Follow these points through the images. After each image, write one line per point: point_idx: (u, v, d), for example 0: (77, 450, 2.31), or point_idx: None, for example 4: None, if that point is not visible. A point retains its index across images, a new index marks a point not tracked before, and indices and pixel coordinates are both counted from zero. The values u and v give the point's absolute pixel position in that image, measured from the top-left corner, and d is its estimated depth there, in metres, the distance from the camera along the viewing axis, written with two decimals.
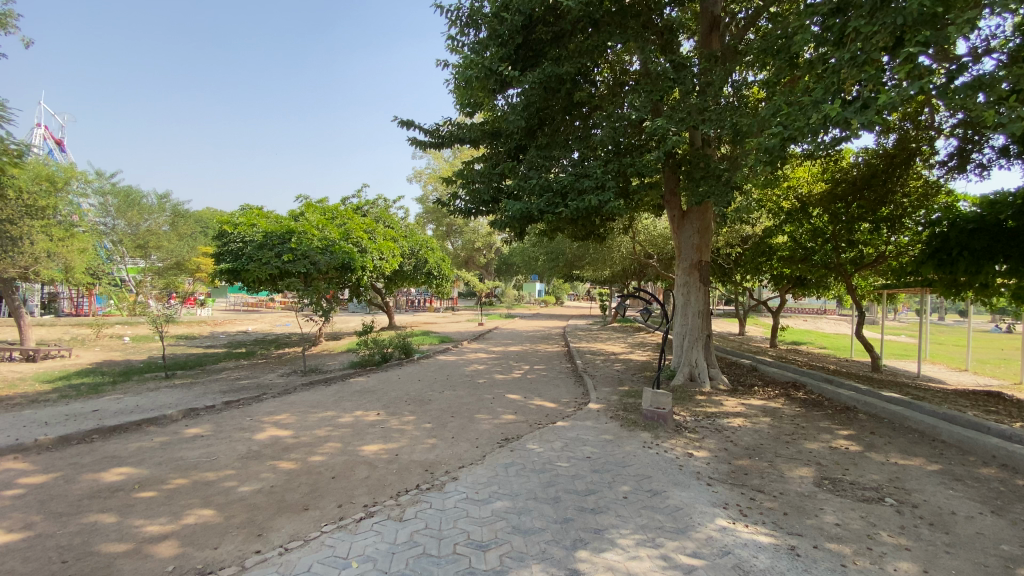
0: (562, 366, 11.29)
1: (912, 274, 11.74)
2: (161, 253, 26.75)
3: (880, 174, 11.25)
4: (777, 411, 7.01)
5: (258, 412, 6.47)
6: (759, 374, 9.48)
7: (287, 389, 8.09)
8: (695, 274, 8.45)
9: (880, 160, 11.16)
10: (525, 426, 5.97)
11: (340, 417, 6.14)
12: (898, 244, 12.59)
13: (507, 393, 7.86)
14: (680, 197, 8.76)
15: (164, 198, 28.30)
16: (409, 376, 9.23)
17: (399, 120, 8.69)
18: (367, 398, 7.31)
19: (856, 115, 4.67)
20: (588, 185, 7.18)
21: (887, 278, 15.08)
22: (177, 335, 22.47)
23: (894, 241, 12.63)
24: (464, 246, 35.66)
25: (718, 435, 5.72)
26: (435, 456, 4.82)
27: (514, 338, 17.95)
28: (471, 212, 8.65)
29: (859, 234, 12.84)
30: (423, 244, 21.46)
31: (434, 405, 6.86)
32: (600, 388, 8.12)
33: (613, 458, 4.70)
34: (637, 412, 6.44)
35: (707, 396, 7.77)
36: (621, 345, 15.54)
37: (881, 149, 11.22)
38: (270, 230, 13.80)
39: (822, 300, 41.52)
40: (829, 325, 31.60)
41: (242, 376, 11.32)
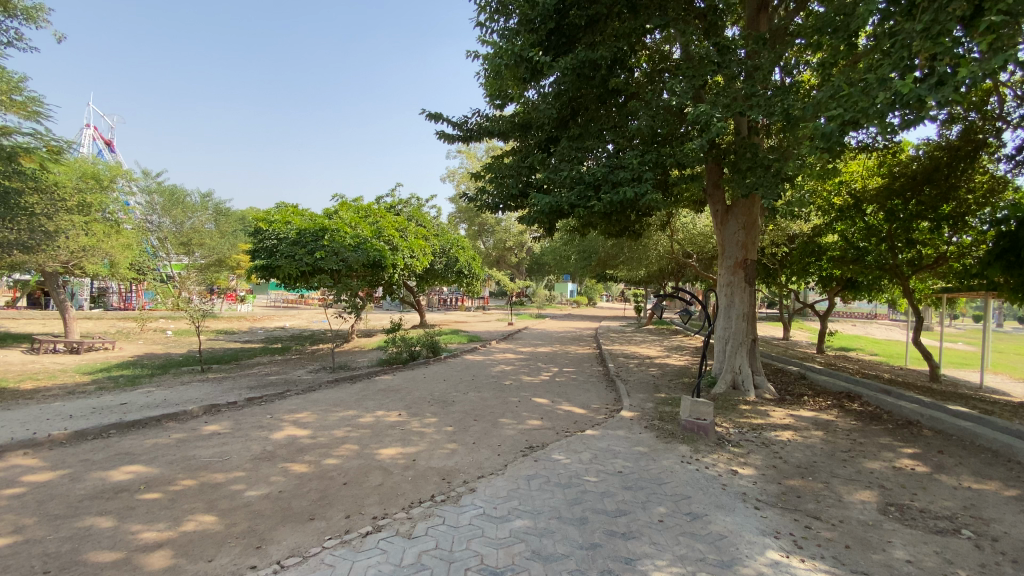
0: (594, 369, 10.83)
1: (977, 277, 10.72)
2: (203, 251, 27.69)
3: (943, 168, 10.25)
4: (830, 424, 6.39)
5: (279, 410, 6.34)
6: (807, 382, 8.81)
7: (313, 386, 7.99)
8: (740, 273, 7.92)
9: (943, 153, 10.17)
10: (552, 433, 5.60)
11: (360, 418, 5.94)
12: (961, 243, 11.56)
13: (535, 397, 7.50)
14: (723, 191, 8.24)
15: (206, 197, 29.27)
16: (435, 376, 9.00)
17: (427, 114, 8.46)
18: (390, 398, 7.10)
19: (931, 92, 4.00)
20: (623, 177, 6.78)
21: (948, 280, 13.96)
22: (217, 330, 23.13)
23: (955, 241, 11.60)
24: (496, 245, 35.48)
25: (765, 451, 5.20)
26: (454, 464, 4.51)
27: (545, 339, 17.56)
28: (500, 207, 8.34)
29: (918, 233, 11.77)
30: (455, 243, 21.32)
31: (457, 408, 6.57)
32: (634, 394, 7.65)
33: (647, 473, 4.28)
34: (674, 421, 5.98)
35: (751, 406, 7.19)
36: (656, 348, 14.93)
37: (944, 141, 10.21)
38: (304, 228, 13.95)
39: (872, 305, 39.35)
40: (880, 330, 29.77)
41: (272, 372, 11.38)
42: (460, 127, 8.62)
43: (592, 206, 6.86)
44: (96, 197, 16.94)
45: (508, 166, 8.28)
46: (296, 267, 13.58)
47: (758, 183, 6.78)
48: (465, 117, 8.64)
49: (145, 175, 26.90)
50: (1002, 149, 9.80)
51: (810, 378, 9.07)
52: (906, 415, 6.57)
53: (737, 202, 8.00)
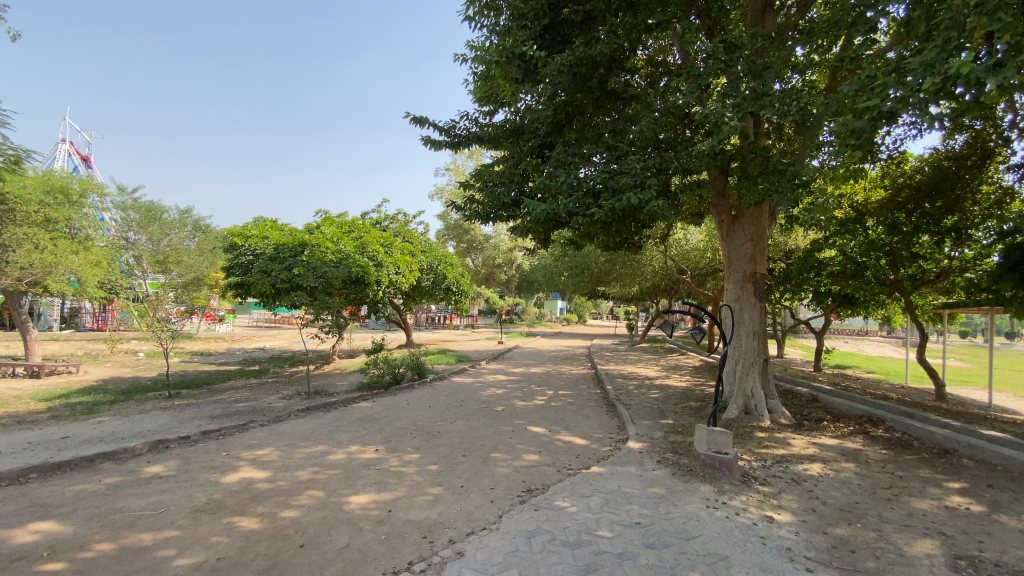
0: (591, 391, 10.11)
1: (987, 292, 10.32)
2: (181, 269, 26.61)
3: (951, 179, 9.91)
4: (859, 455, 5.72)
5: (238, 445, 5.52)
6: (821, 405, 8.17)
7: (282, 414, 7.17)
8: (749, 288, 7.32)
9: (950, 163, 9.82)
10: (552, 471, 4.86)
11: (329, 456, 5.14)
12: (963, 257, 11.18)
13: (530, 425, 6.75)
14: (729, 199, 7.69)
15: (185, 212, 28.21)
16: (419, 402, 8.19)
17: (411, 118, 7.81)
18: (367, 429, 6.30)
19: (989, 75, 3.59)
20: (626, 183, 6.17)
21: (950, 295, 13.55)
22: (192, 351, 22.02)
23: (956, 255, 11.24)
24: (485, 263, 34.87)
25: (798, 491, 4.51)
26: (438, 515, 3.76)
27: (537, 358, 16.79)
28: (490, 218, 7.65)
29: (920, 247, 11.44)
30: (443, 259, 20.64)
31: (443, 441, 5.81)
32: (639, 421, 6.94)
33: (670, 525, 3.57)
34: (689, 455, 5.29)
35: (768, 433, 6.52)
36: (653, 367, 14.25)
37: (949, 151, 9.90)
38: (282, 243, 13.15)
39: (863, 321, 39.16)
40: (872, 347, 29.49)
41: (243, 398, 10.47)
42: (447, 131, 7.94)
43: (592, 214, 6.20)
44: (63, 211, 15.96)
45: (499, 173, 7.64)
46: (272, 284, 12.78)
47: (771, 190, 6.22)
48: (452, 122, 7.97)
49: (121, 191, 26.01)
50: (1008, 157, 9.59)
51: (823, 400, 8.43)
52: (938, 443, 5.93)
53: (744, 211, 7.43)
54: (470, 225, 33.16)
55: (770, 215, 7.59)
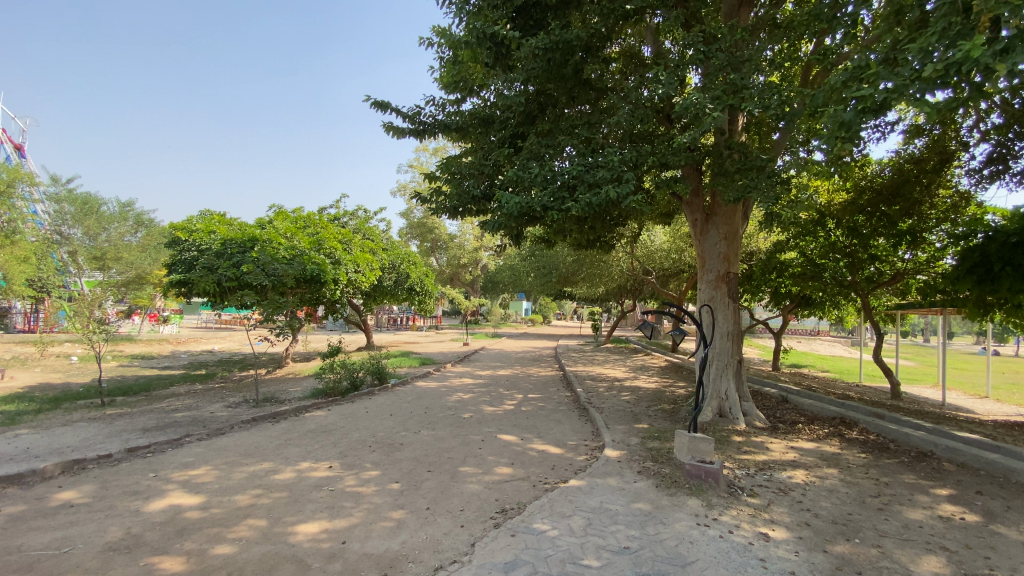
0: (561, 394, 9.76)
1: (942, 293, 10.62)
2: (121, 266, 24.74)
3: (913, 181, 10.04)
4: (839, 459, 5.58)
5: (169, 465, 4.83)
6: (792, 406, 8.10)
7: (225, 426, 6.45)
8: (723, 288, 7.13)
9: (911, 166, 9.99)
10: (526, 487, 4.43)
11: (276, 476, 4.54)
12: (915, 260, 11.48)
13: (499, 433, 6.31)
14: (703, 196, 7.50)
15: (127, 205, 26.31)
16: (379, 410, 7.62)
17: (372, 102, 7.23)
18: (321, 442, 5.70)
19: (995, 62, 3.42)
20: (603, 177, 5.83)
21: (903, 296, 13.97)
22: (132, 355, 20.43)
23: (908, 258, 11.51)
24: (449, 262, 34.24)
25: (787, 501, 4.27)
26: (402, 546, 3.28)
27: (503, 360, 16.39)
28: (458, 213, 7.15)
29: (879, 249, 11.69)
30: (406, 258, 19.95)
31: (406, 454, 5.29)
32: (613, 427, 6.61)
33: (663, 550, 3.22)
34: (671, 463, 4.98)
35: (745, 438, 6.31)
36: (621, 368, 14.08)
37: (909, 154, 10.05)
38: (230, 238, 12.20)
39: (814, 323, 40.76)
40: (824, 347, 30.59)
41: (184, 406, 9.57)
42: (411, 118, 7.35)
43: (569, 208, 5.81)
44: None
45: (468, 165, 7.16)
46: (219, 281, 11.83)
47: (752, 186, 6.01)
48: (417, 108, 7.42)
49: (54, 182, 24.05)
50: (964, 162, 9.84)
51: (792, 401, 8.36)
52: (915, 445, 5.86)
53: (717, 209, 7.24)
54: (434, 223, 32.57)
55: (743, 213, 7.43)
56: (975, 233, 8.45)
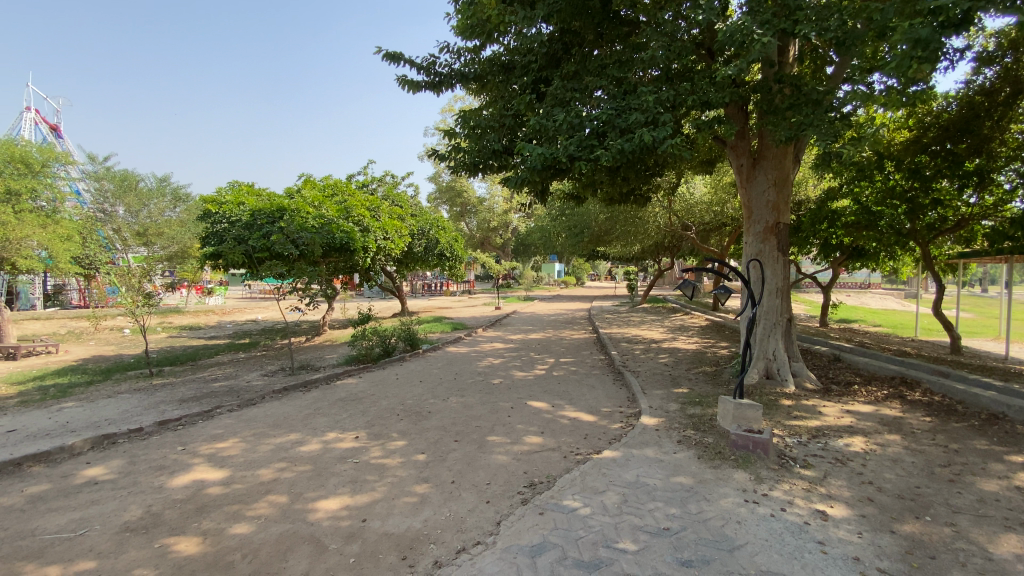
0: (595, 357, 9.45)
1: (1012, 241, 9.48)
2: (163, 241, 25.57)
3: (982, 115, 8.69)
4: (902, 424, 5.08)
5: (197, 439, 4.84)
6: (846, 365, 7.53)
7: (256, 396, 6.46)
8: (771, 240, 6.55)
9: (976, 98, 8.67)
10: (558, 458, 4.18)
11: (301, 448, 4.46)
12: (983, 204, 10.33)
13: (530, 400, 6.07)
14: (748, 140, 6.84)
15: (163, 181, 26.95)
16: (409, 376, 7.52)
17: (383, 55, 6.80)
18: (348, 411, 5.62)
19: None
20: (637, 120, 5.31)
21: (970, 245, 12.75)
22: (180, 326, 21.30)
23: (975, 201, 10.35)
24: (480, 226, 33.90)
25: (846, 474, 3.86)
26: (422, 525, 3.10)
27: (535, 323, 16.14)
28: (479, 169, 6.71)
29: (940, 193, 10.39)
30: (435, 223, 19.70)
31: (433, 423, 5.14)
32: (650, 391, 6.28)
33: (706, 532, 2.92)
34: (714, 432, 4.61)
35: (795, 402, 5.86)
36: (658, 329, 13.60)
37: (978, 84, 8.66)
38: (257, 208, 12.20)
39: (864, 276, 38.60)
40: (875, 300, 28.93)
41: (223, 376, 9.80)
42: (426, 69, 6.87)
43: (598, 157, 5.34)
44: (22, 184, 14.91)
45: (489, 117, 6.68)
46: (250, 252, 11.89)
47: (806, 121, 5.36)
48: (431, 57, 6.94)
49: (94, 162, 24.82)
50: None
51: (846, 360, 7.77)
52: (984, 406, 5.26)
53: (766, 153, 6.59)
54: (462, 186, 32.13)
55: (796, 155, 6.74)
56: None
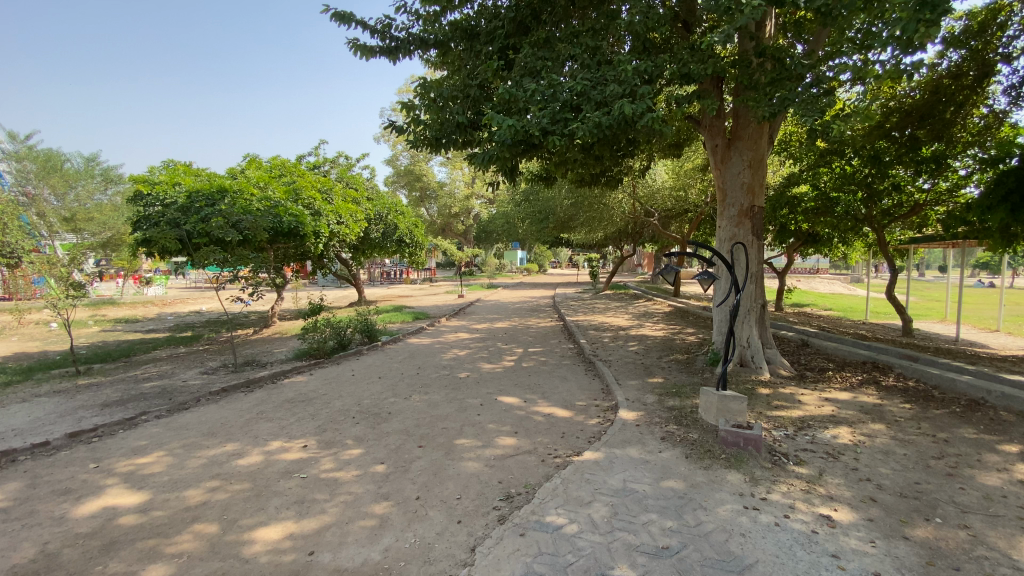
0: (564, 346, 9.10)
1: (965, 226, 9.73)
2: (93, 227, 23.53)
3: (940, 104, 8.72)
4: (883, 413, 4.96)
5: (114, 454, 4.14)
6: (815, 350, 7.49)
7: (190, 399, 5.72)
8: (746, 224, 6.34)
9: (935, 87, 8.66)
10: (535, 462, 3.76)
11: (240, 462, 3.86)
12: (936, 189, 10.49)
13: (500, 395, 5.64)
14: (723, 119, 6.57)
15: (92, 160, 24.74)
16: (367, 372, 6.93)
17: (331, 15, 6.09)
18: (296, 414, 5.02)
19: None
20: (614, 92, 4.91)
21: (919, 229, 13.16)
22: (115, 319, 19.61)
23: (928, 187, 10.47)
24: (441, 212, 33.06)
25: (841, 471, 3.63)
26: (383, 556, 2.61)
27: (500, 311, 15.69)
28: (441, 145, 6.15)
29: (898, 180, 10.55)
30: (393, 207, 18.86)
31: (393, 426, 4.62)
32: (626, 382, 5.97)
33: (711, 549, 2.57)
34: (699, 427, 4.31)
35: (772, 390, 5.67)
36: (624, 316, 13.41)
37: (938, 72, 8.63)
38: (195, 190, 11.15)
39: (813, 262, 40.22)
40: (823, 284, 30.07)
41: (158, 374, 8.87)
42: (380, 33, 6.22)
43: (573, 131, 4.89)
44: None
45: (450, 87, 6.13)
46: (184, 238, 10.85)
47: (791, 98, 5.15)
48: (386, 19, 6.27)
49: (14, 140, 22.45)
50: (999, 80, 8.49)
51: (813, 344, 7.75)
52: (962, 392, 5.24)
53: (742, 133, 6.34)
54: (422, 170, 31.14)
55: (771, 134, 6.50)
56: (1008, 156, 7.03)
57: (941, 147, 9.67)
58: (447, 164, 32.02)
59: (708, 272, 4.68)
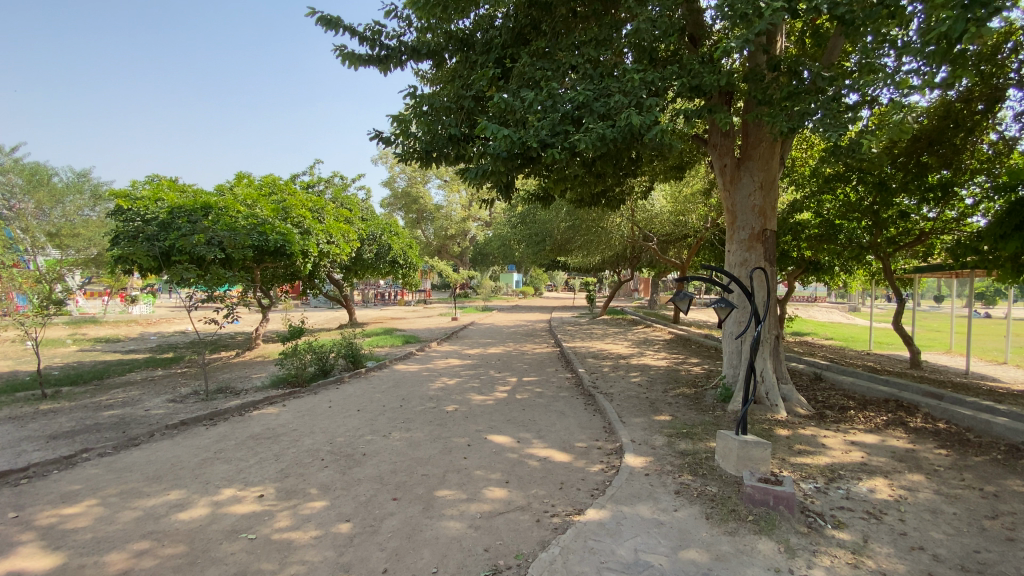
0: (561, 376, 8.53)
1: (974, 257, 9.31)
2: (79, 244, 23.00)
3: (948, 131, 8.36)
4: (919, 460, 4.42)
5: (39, 501, 3.53)
6: (830, 385, 6.95)
7: (142, 434, 5.09)
8: (757, 248, 5.91)
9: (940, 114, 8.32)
10: (528, 522, 3.19)
11: (180, 518, 3.26)
12: (942, 218, 10.12)
13: (490, 433, 5.07)
14: (733, 137, 6.20)
15: (81, 176, 24.43)
16: (347, 403, 6.35)
17: (318, 20, 5.74)
18: (259, 455, 4.43)
19: None
20: (619, 102, 4.50)
21: (924, 258, 12.78)
22: (96, 338, 18.85)
23: (933, 216, 10.07)
24: (437, 234, 32.75)
25: (888, 537, 3.08)
26: None
27: (494, 336, 15.12)
28: (431, 159, 5.72)
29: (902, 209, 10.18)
30: (387, 228, 18.37)
31: (367, 471, 4.04)
32: (629, 420, 5.42)
33: None
34: (717, 479, 3.76)
35: (792, 431, 5.13)
36: (624, 343, 12.87)
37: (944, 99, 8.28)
38: (178, 205, 10.67)
39: (810, 288, 39.89)
40: (822, 313, 29.68)
41: (124, 400, 8.20)
42: (369, 41, 5.86)
43: (575, 143, 4.46)
44: None
45: (444, 98, 5.70)
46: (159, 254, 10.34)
47: (811, 113, 4.78)
48: (377, 27, 5.91)
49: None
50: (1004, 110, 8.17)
51: (828, 378, 7.22)
52: (999, 436, 4.70)
53: (753, 152, 5.96)
54: (419, 192, 30.98)
55: (781, 154, 6.14)
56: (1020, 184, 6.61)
57: (948, 174, 9.23)
58: (445, 186, 31.88)
59: (727, 299, 4.15)
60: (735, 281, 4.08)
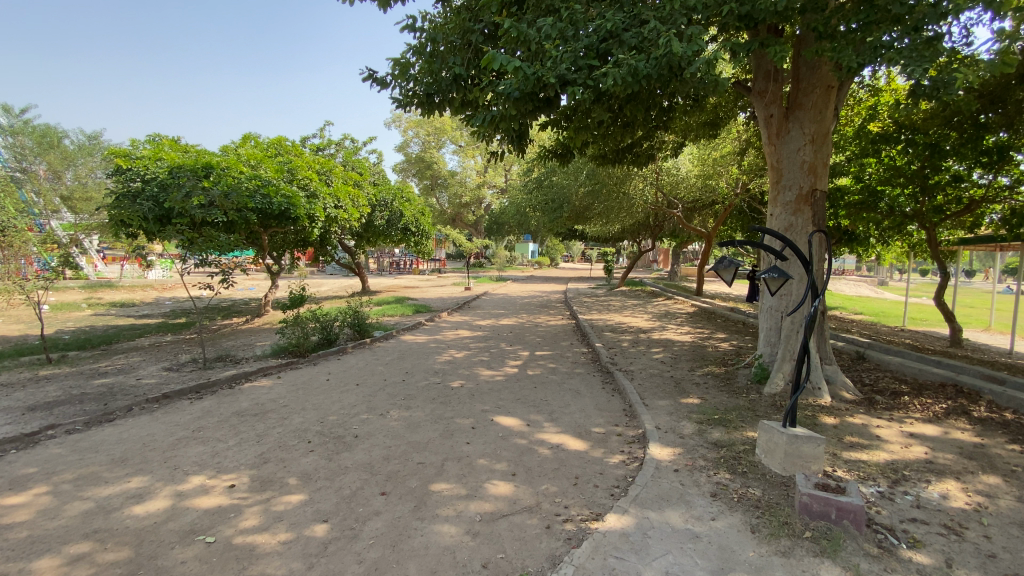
0: (576, 350, 7.99)
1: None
2: (92, 208, 22.83)
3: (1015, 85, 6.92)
4: (994, 457, 3.78)
5: None
6: (875, 366, 6.25)
7: (119, 408, 4.66)
8: (805, 211, 5.22)
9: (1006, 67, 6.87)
10: (536, 529, 2.68)
11: (134, 513, 2.82)
12: (993, 185, 8.81)
13: (498, 415, 4.57)
14: (780, 83, 5.41)
15: (93, 139, 24.17)
16: (346, 376, 5.90)
17: None
18: (241, 434, 4.00)
19: None
20: (653, 29, 3.78)
21: (972, 229, 11.72)
22: (111, 302, 18.80)
23: (985, 182, 8.87)
24: (451, 201, 32.03)
25: (980, 561, 2.49)
26: None
27: (508, 307, 14.58)
28: (434, 105, 5.12)
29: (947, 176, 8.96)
30: (399, 193, 17.74)
31: (356, 457, 3.58)
32: (653, 403, 4.87)
33: None
34: (760, 479, 3.20)
35: (839, 420, 4.52)
36: (643, 316, 12.24)
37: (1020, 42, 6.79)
38: (179, 165, 10.06)
39: (839, 258, 38.12)
40: (850, 286, 28.44)
41: (121, 368, 7.89)
42: None
43: (601, 80, 3.78)
44: None
45: (449, 35, 5.00)
46: (152, 214, 9.73)
47: (887, 44, 4.01)
48: None
49: (9, 114, 21.84)
50: None
51: (872, 358, 6.51)
52: None
53: (803, 100, 5.17)
54: (432, 157, 30.12)
55: (837, 103, 5.33)
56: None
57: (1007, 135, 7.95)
58: (459, 152, 30.98)
59: (779, 267, 3.51)
60: (790, 246, 3.43)
